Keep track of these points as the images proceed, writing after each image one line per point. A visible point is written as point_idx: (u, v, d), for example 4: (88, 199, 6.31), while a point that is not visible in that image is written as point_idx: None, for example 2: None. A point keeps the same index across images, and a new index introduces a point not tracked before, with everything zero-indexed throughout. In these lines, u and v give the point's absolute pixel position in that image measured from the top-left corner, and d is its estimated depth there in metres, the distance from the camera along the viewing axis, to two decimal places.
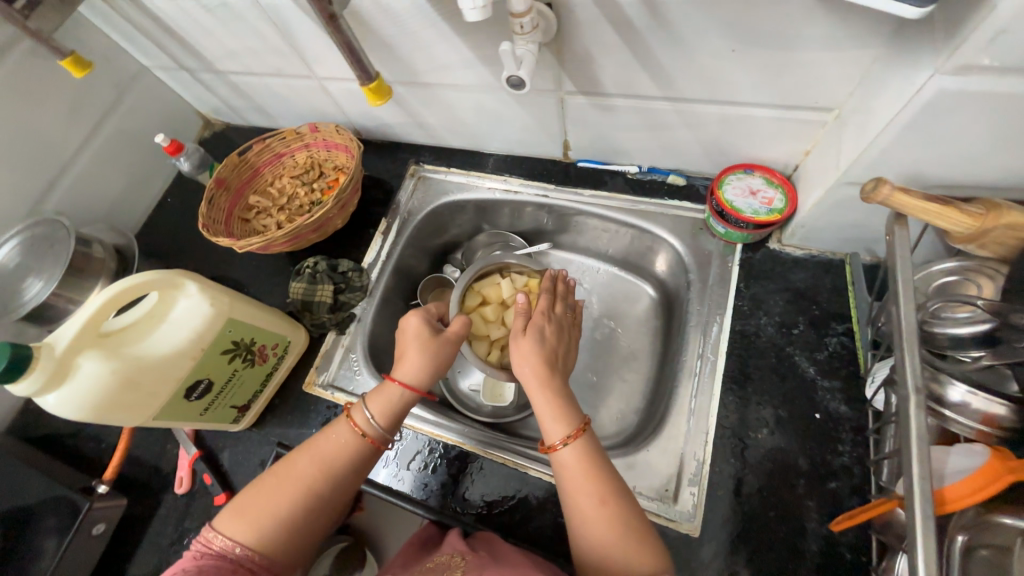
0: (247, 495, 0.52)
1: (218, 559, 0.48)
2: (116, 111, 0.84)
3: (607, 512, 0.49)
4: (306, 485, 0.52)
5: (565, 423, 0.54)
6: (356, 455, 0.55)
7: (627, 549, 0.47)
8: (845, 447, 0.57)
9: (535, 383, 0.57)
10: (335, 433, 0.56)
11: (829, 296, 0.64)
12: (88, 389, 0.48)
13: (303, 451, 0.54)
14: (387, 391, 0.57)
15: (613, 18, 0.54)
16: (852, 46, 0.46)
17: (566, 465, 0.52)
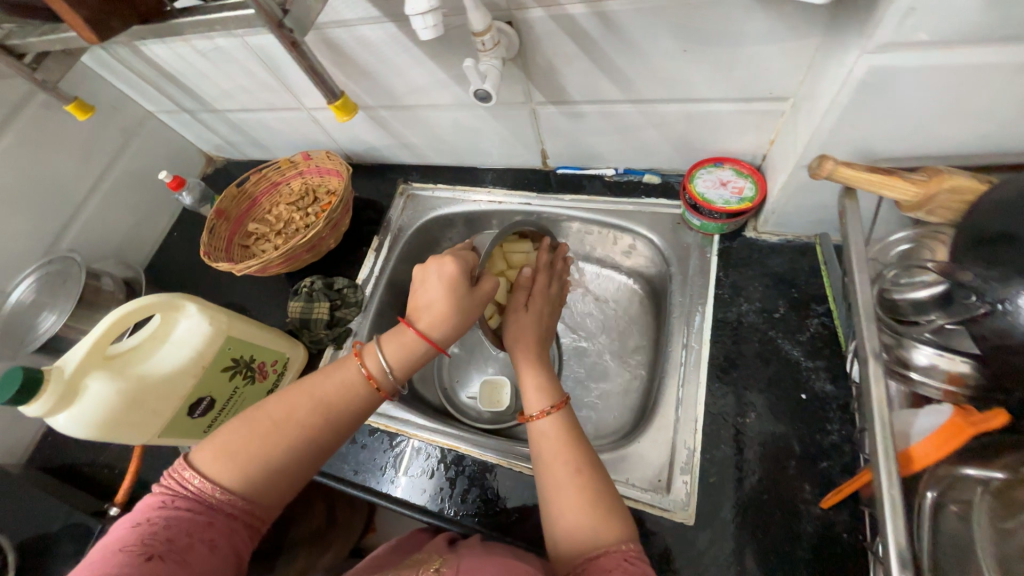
0: (232, 433, 0.46)
1: (194, 504, 0.43)
2: (123, 154, 0.92)
3: (580, 479, 0.50)
4: (303, 428, 0.47)
5: (548, 395, 0.58)
6: (360, 400, 0.51)
7: (597, 520, 0.47)
8: (834, 426, 0.55)
9: (524, 359, 0.63)
10: (339, 374, 0.51)
11: (808, 277, 0.63)
12: (97, 407, 0.53)
13: (301, 390, 0.49)
14: (411, 344, 0.53)
15: (569, 29, 0.54)
16: (791, 37, 0.48)
17: (543, 434, 0.55)
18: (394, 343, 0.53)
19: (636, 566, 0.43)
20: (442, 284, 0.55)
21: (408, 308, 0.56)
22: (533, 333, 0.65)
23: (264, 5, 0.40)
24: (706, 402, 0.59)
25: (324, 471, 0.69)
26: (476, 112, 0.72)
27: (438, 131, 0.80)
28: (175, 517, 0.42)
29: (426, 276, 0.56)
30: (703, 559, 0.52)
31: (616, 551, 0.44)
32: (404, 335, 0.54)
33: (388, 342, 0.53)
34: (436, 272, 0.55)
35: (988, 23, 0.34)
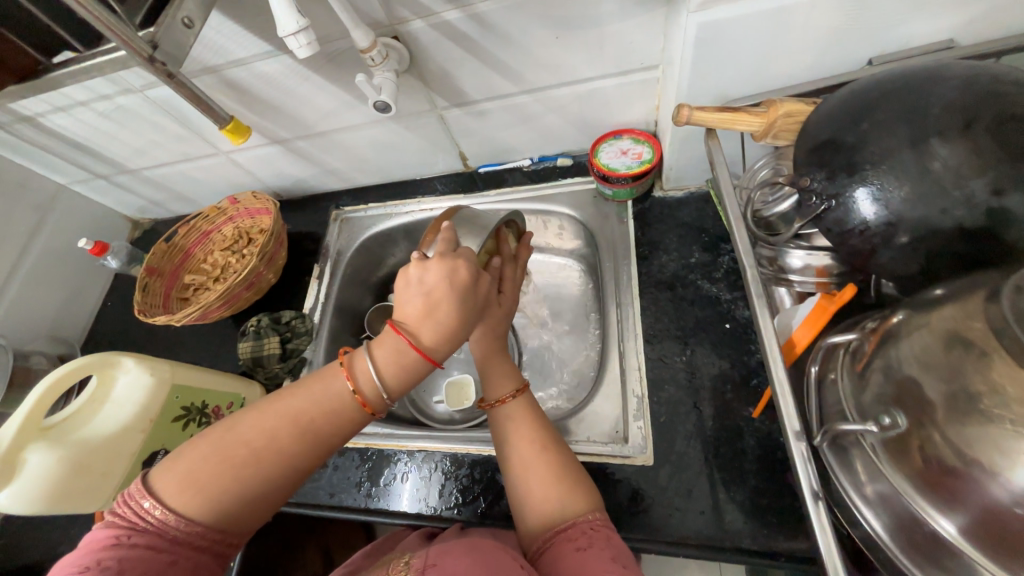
0: (200, 460, 0.42)
1: (155, 540, 0.39)
2: (41, 231, 0.89)
3: (546, 456, 0.52)
4: (280, 455, 0.44)
5: (510, 379, 0.59)
6: (344, 422, 0.46)
7: (564, 494, 0.49)
8: (757, 345, 0.60)
9: (491, 347, 0.61)
10: (323, 394, 0.46)
11: (713, 221, 0.69)
12: (40, 478, 0.51)
13: (277, 412, 0.45)
14: (410, 365, 0.47)
15: (451, 35, 0.59)
16: (642, 12, 0.54)
17: (506, 416, 0.56)
18: (392, 365, 0.47)
19: (600, 531, 0.45)
20: (452, 295, 0.48)
21: (405, 318, 0.48)
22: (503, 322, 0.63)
23: (134, 45, 0.40)
24: (646, 351, 0.64)
25: (299, 502, 0.68)
26: (389, 127, 0.76)
27: (358, 151, 0.83)
28: (132, 557, 0.38)
29: (428, 284, 0.48)
30: (667, 492, 0.55)
31: (582, 521, 0.46)
32: (403, 356, 0.47)
33: (386, 362, 0.47)
34: (444, 282, 0.48)
35: None
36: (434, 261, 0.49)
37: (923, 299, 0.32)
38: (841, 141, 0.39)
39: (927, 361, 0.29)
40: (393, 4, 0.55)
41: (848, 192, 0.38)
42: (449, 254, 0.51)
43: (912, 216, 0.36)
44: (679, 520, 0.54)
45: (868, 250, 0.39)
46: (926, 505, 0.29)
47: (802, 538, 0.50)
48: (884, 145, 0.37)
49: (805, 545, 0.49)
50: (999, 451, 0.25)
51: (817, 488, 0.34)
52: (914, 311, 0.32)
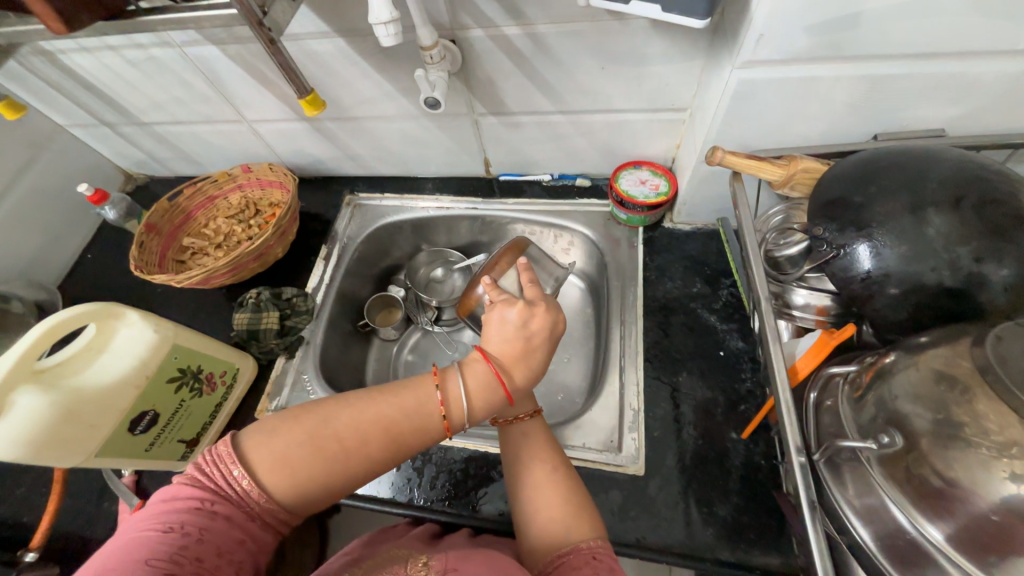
0: (295, 445, 0.41)
1: (235, 511, 0.41)
2: (30, 169, 0.85)
3: (557, 479, 0.52)
4: (364, 459, 0.43)
5: (527, 402, 0.57)
6: (428, 441, 0.45)
7: (571, 519, 0.49)
8: (747, 374, 0.65)
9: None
10: (416, 410, 0.44)
11: (716, 257, 0.75)
12: (28, 424, 0.48)
13: (372, 418, 0.43)
14: (492, 402, 0.46)
15: (505, 49, 0.63)
16: (683, 59, 0.60)
17: (522, 434, 0.55)
18: (481, 399, 0.45)
19: (601, 562, 0.45)
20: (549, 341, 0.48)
21: (503, 357, 0.46)
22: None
23: (247, 5, 0.39)
24: (646, 369, 0.68)
25: None
26: (422, 123, 0.78)
27: (385, 141, 0.84)
28: (213, 527, 0.39)
29: (533, 325, 0.47)
30: (655, 503, 0.59)
31: (585, 547, 0.46)
32: (492, 392, 0.45)
33: (476, 394, 0.45)
34: (544, 332, 0.48)
35: (815, 46, 0.46)
36: (539, 307, 0.48)
37: (913, 342, 0.38)
38: (848, 201, 0.45)
39: (918, 393, 0.34)
40: (459, 10, 0.58)
41: (853, 246, 0.44)
42: (548, 301, 0.49)
43: (905, 271, 0.42)
44: (665, 530, 0.57)
45: (865, 297, 0.44)
46: (916, 516, 0.33)
47: (774, 554, 0.54)
48: (888, 208, 0.43)
49: (777, 561, 0.53)
50: (980, 468, 0.30)
51: (814, 499, 0.38)
52: (904, 351, 0.37)
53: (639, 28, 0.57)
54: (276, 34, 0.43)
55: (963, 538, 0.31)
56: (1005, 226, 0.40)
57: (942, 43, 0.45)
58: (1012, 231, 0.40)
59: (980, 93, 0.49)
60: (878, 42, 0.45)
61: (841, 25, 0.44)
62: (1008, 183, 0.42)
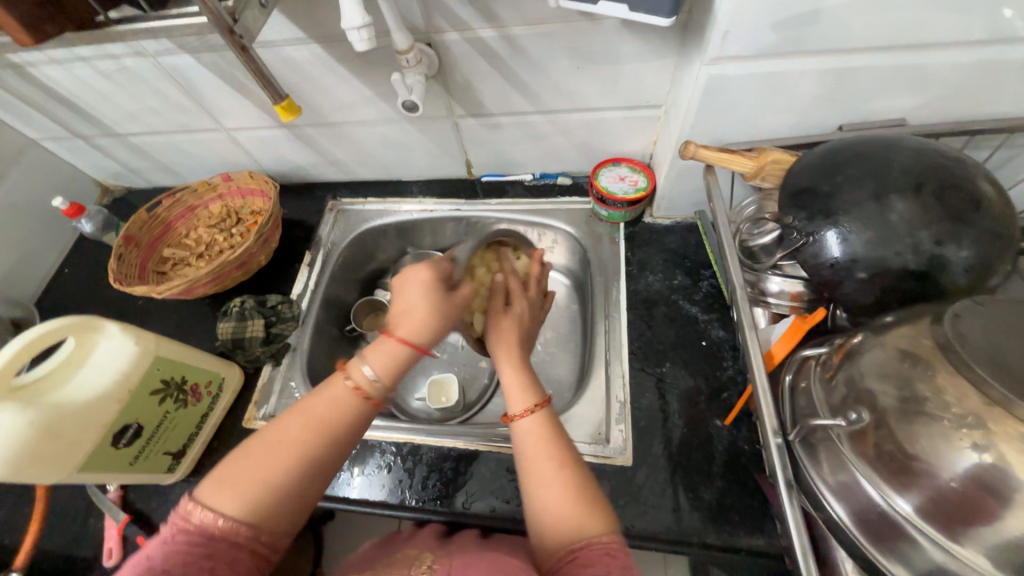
0: (237, 463, 0.44)
1: (196, 539, 0.40)
2: (2, 184, 0.83)
3: (563, 474, 0.48)
4: (302, 454, 0.45)
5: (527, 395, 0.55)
6: (357, 421, 0.49)
7: (580, 513, 0.45)
8: (729, 362, 0.67)
9: (505, 357, 0.59)
10: (330, 398, 0.49)
11: (695, 250, 0.77)
12: (6, 442, 0.47)
13: (297, 416, 0.47)
14: (404, 365, 0.53)
15: (481, 51, 0.63)
16: (656, 57, 0.61)
17: (527, 431, 0.52)
18: (387, 369, 0.51)
19: (616, 559, 0.41)
20: (426, 292, 0.56)
21: (406, 329, 0.53)
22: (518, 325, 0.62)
23: (217, 13, 0.39)
24: (631, 362, 0.69)
25: None
26: (403, 126, 0.78)
27: (366, 146, 0.84)
28: (175, 556, 0.38)
29: (409, 287, 0.56)
30: (642, 492, 0.60)
31: (598, 541, 0.42)
32: (398, 359, 0.52)
33: (382, 367, 0.51)
34: (419, 288, 0.56)
35: (779, 41, 0.48)
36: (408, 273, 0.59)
37: (879, 323, 0.39)
38: (816, 190, 0.47)
39: (884, 371, 0.36)
40: (434, 14, 0.59)
41: (821, 232, 0.45)
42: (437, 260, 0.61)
43: (871, 256, 0.43)
44: (653, 517, 0.58)
45: (834, 282, 0.46)
46: (886, 488, 0.35)
47: (758, 535, 0.55)
48: (853, 196, 0.45)
49: (762, 542, 0.55)
50: (942, 440, 0.32)
51: (790, 477, 0.39)
52: (871, 332, 0.39)
53: (611, 28, 0.58)
54: (249, 41, 0.43)
55: (929, 507, 0.33)
56: (961, 211, 0.42)
57: (898, 36, 0.47)
58: (967, 215, 0.42)
59: (936, 83, 0.51)
60: (838, 36, 0.47)
61: (803, 21, 0.46)
62: (964, 168, 0.44)
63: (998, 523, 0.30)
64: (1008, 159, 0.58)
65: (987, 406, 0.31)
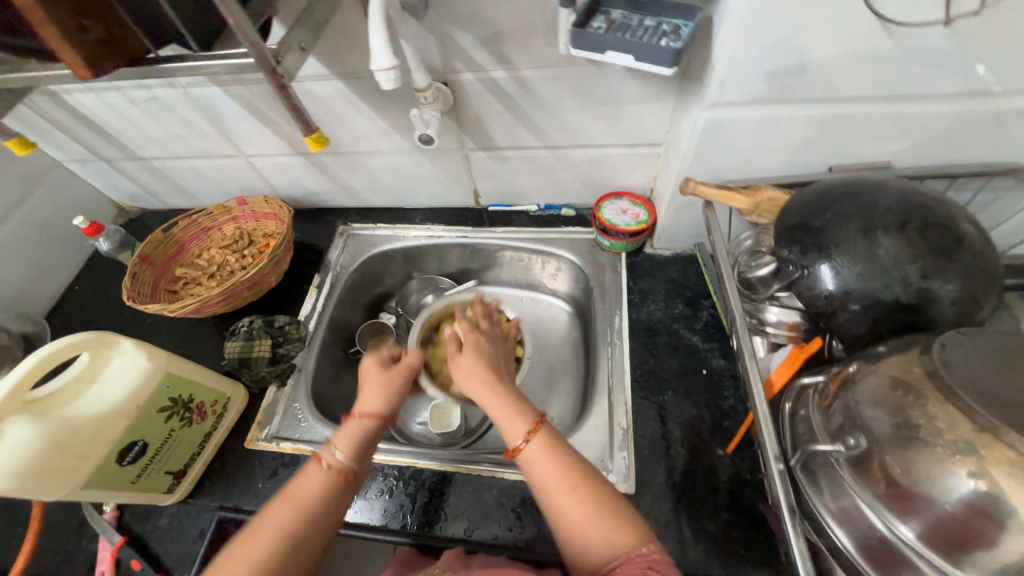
0: (225, 555, 0.46)
1: None
2: (22, 203, 0.86)
3: (582, 498, 0.48)
4: (284, 534, 0.48)
5: (521, 422, 0.53)
6: (333, 495, 0.52)
7: (609, 532, 0.46)
8: (729, 391, 0.68)
9: (480, 389, 0.57)
10: (303, 478, 0.52)
11: (695, 280, 0.79)
12: (16, 454, 0.48)
13: (276, 501, 0.50)
14: (368, 434, 0.56)
15: (494, 91, 0.68)
16: (656, 101, 0.66)
17: (531, 461, 0.51)
18: (354, 443, 0.55)
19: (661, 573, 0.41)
20: (370, 368, 0.61)
21: (365, 407, 0.57)
22: (481, 355, 0.60)
23: (262, 53, 0.42)
24: (634, 389, 0.70)
25: None
26: (416, 157, 0.82)
27: (380, 175, 0.88)
28: None
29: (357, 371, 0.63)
30: (645, 521, 0.60)
31: (637, 556, 0.43)
32: (363, 432, 0.56)
33: (348, 443, 0.55)
34: (365, 365, 0.62)
35: (771, 90, 0.52)
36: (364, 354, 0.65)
37: (873, 352, 0.41)
38: (809, 226, 0.50)
39: (879, 397, 0.38)
40: (451, 56, 0.63)
41: (815, 266, 0.48)
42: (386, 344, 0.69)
43: (863, 288, 0.46)
44: None
45: (830, 312, 0.48)
46: (888, 514, 0.36)
47: (762, 567, 0.55)
48: (844, 233, 0.47)
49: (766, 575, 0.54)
50: (939, 466, 0.33)
51: (793, 504, 0.40)
52: (865, 360, 0.41)
53: (614, 73, 0.63)
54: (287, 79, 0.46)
55: (931, 533, 0.34)
56: (945, 248, 0.45)
57: (881, 87, 0.51)
58: (951, 252, 0.45)
59: (918, 130, 0.55)
60: (825, 86, 0.51)
61: (792, 73, 0.50)
62: (947, 209, 0.47)
63: (996, 548, 0.31)
64: (989, 202, 0.62)
65: (977, 432, 0.32)
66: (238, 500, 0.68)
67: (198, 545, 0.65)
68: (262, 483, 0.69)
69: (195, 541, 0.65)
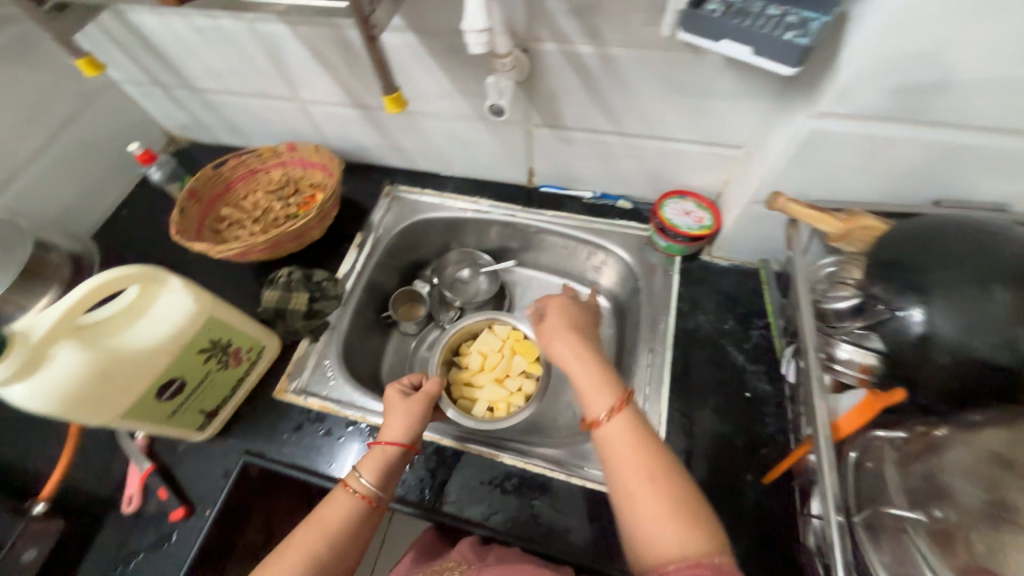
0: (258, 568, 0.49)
1: None
2: (78, 120, 0.85)
3: (657, 488, 0.47)
4: (311, 556, 0.50)
5: (608, 392, 0.54)
6: (359, 523, 0.53)
7: (678, 531, 0.44)
8: (771, 419, 0.65)
9: (573, 351, 0.59)
10: (332, 503, 0.54)
11: (750, 297, 0.75)
12: (65, 378, 0.49)
13: (307, 523, 0.52)
14: (393, 463, 0.58)
15: (575, 66, 0.63)
16: (750, 99, 0.60)
17: (612, 436, 0.51)
18: (379, 472, 0.56)
19: None
20: (390, 396, 0.62)
21: (389, 435, 0.59)
22: (567, 319, 0.64)
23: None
24: (670, 400, 0.68)
25: (294, 463, 0.68)
26: (476, 126, 0.78)
27: (435, 139, 0.84)
28: None
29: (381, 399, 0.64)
30: None
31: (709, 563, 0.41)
32: (387, 460, 0.57)
33: (374, 472, 0.56)
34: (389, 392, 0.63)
35: (894, 106, 0.46)
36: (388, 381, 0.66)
37: None
38: (903, 263, 0.45)
39: None
40: (536, 21, 0.58)
41: (906, 308, 0.43)
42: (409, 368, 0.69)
43: None
44: None
45: (914, 364, 0.43)
46: None
47: None
48: (949, 278, 0.42)
49: None
50: None
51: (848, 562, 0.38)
52: None
53: (711, 62, 0.57)
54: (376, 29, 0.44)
55: None
56: None
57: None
58: None
59: None
60: (959, 110, 0.45)
61: (926, 90, 0.44)
62: None
63: None
64: None
65: None
66: (263, 446, 0.69)
67: (222, 484, 0.67)
68: (287, 434, 0.70)
69: (219, 480, 0.67)
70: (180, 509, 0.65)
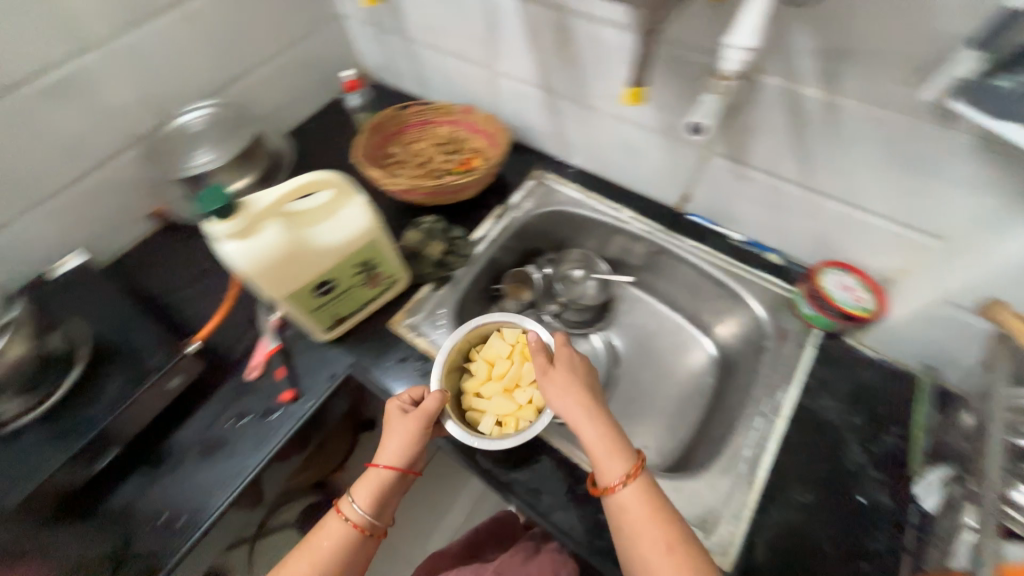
0: None
1: None
2: (305, 40, 0.98)
3: (675, 562, 0.48)
4: None
5: (621, 459, 0.54)
6: (351, 549, 0.57)
7: None
8: (881, 535, 0.59)
9: (580, 414, 0.57)
10: (324, 534, 0.58)
11: (891, 399, 0.68)
12: (267, 248, 0.56)
13: (300, 555, 0.57)
14: (388, 486, 0.60)
15: (792, 107, 0.61)
16: (984, 193, 0.54)
17: (625, 504, 0.52)
18: (374, 497, 0.59)
19: None
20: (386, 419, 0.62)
21: (384, 460, 0.60)
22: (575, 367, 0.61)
23: None
24: (770, 473, 0.64)
25: (390, 390, 0.74)
26: (652, 138, 0.78)
27: (602, 139, 0.86)
28: None
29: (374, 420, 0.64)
30: None
31: None
32: (382, 485, 0.60)
33: (367, 499, 0.59)
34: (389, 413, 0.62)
35: None
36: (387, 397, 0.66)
37: None
38: None
39: None
40: (773, 53, 0.57)
41: None
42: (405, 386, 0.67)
43: None
44: None
45: None
46: None
47: None
48: None
49: None
50: None
51: None
52: None
53: (957, 142, 0.52)
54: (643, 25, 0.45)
55: None
56: None
57: None
58: None
59: None
60: None
61: None
62: None
63: None
64: None
65: None
66: (368, 366, 0.75)
67: (327, 384, 0.74)
68: (390, 362, 0.76)
69: (325, 380, 0.74)
70: (290, 392, 0.73)
